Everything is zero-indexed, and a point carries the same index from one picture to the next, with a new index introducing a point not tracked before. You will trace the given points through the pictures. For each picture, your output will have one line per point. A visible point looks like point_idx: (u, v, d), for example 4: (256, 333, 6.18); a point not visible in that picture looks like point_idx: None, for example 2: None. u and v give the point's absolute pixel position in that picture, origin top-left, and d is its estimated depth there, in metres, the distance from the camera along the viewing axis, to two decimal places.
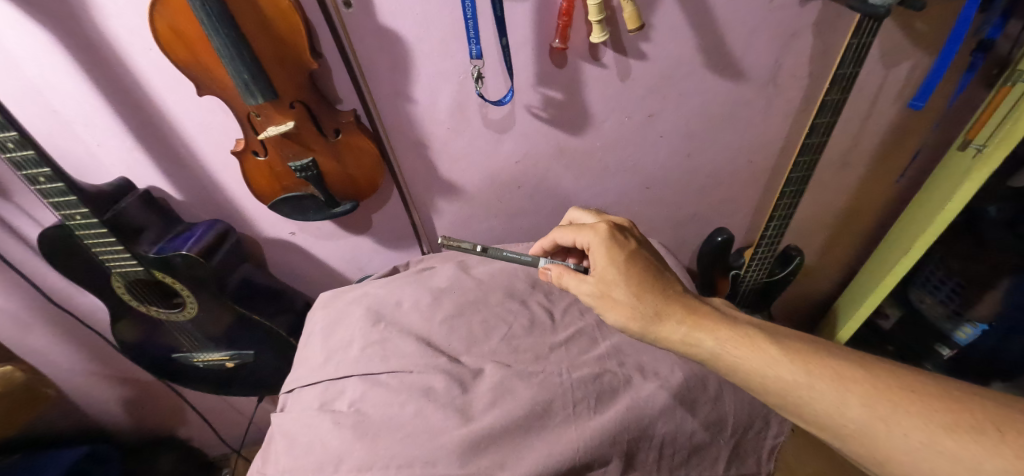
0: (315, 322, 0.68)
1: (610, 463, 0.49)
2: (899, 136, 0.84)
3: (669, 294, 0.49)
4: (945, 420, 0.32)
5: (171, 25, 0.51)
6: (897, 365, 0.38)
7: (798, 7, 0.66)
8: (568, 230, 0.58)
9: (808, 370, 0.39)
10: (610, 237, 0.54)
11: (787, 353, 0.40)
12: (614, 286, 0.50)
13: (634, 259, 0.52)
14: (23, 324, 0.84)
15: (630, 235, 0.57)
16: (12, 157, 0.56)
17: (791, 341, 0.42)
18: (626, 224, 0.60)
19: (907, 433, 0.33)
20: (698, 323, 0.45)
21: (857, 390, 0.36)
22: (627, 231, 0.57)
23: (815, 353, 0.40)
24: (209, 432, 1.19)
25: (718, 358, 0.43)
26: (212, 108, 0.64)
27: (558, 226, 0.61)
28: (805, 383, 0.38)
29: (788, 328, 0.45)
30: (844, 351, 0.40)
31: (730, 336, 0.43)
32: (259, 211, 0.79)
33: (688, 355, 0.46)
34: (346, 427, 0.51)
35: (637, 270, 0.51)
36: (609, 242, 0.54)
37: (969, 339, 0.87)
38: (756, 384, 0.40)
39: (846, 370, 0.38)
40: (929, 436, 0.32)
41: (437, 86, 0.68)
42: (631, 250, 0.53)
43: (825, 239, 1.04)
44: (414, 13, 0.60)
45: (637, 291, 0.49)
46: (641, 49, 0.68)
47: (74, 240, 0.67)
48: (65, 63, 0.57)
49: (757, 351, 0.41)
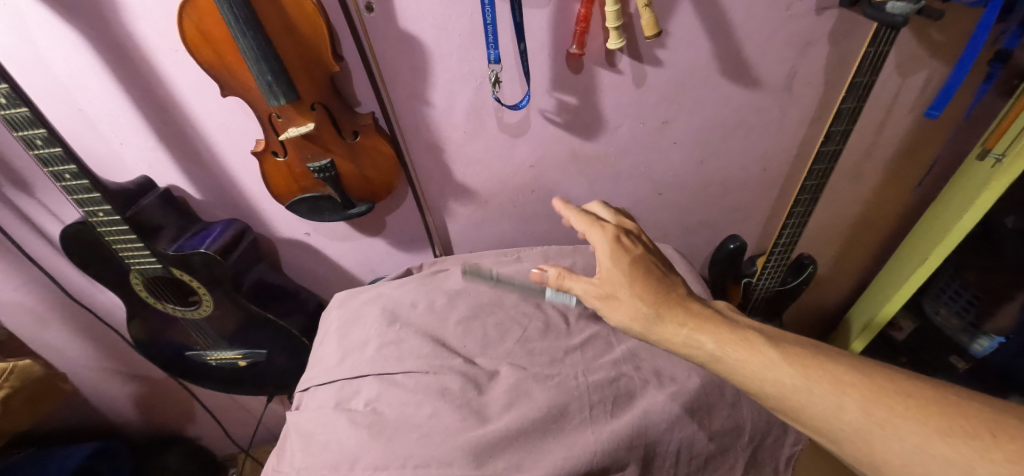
0: (330, 322, 0.69)
1: (627, 467, 0.48)
2: (914, 146, 0.84)
3: (673, 297, 0.49)
4: (939, 425, 0.32)
5: (200, 28, 0.52)
6: (894, 369, 0.38)
7: (814, 16, 0.66)
8: (579, 221, 0.59)
9: (806, 374, 0.38)
10: (615, 239, 0.55)
11: (785, 357, 0.40)
12: (619, 288, 0.51)
13: (640, 263, 0.53)
14: (40, 319, 0.85)
15: (636, 239, 0.57)
16: (40, 154, 0.57)
17: (789, 344, 0.41)
18: (635, 229, 0.60)
19: (903, 437, 0.33)
20: (700, 325, 0.45)
21: (853, 394, 0.36)
22: (634, 235, 0.58)
23: (813, 356, 0.39)
24: (219, 431, 1.20)
25: (718, 361, 0.42)
26: (233, 108, 0.65)
27: (570, 212, 0.60)
28: (803, 387, 0.38)
29: (786, 331, 0.44)
30: (841, 355, 0.40)
31: (730, 339, 0.43)
32: (276, 212, 0.80)
33: (689, 357, 0.45)
34: (362, 425, 0.52)
35: (641, 274, 0.51)
36: (615, 244, 0.55)
37: (986, 351, 0.86)
38: (755, 388, 0.40)
39: (844, 373, 0.37)
40: (924, 440, 0.32)
41: (454, 90, 0.69)
42: (636, 254, 0.54)
43: (839, 247, 1.03)
44: (434, 17, 0.61)
45: (641, 293, 0.49)
46: (657, 56, 0.68)
47: (95, 236, 0.68)
48: (92, 63, 0.58)
49: (757, 354, 0.41)
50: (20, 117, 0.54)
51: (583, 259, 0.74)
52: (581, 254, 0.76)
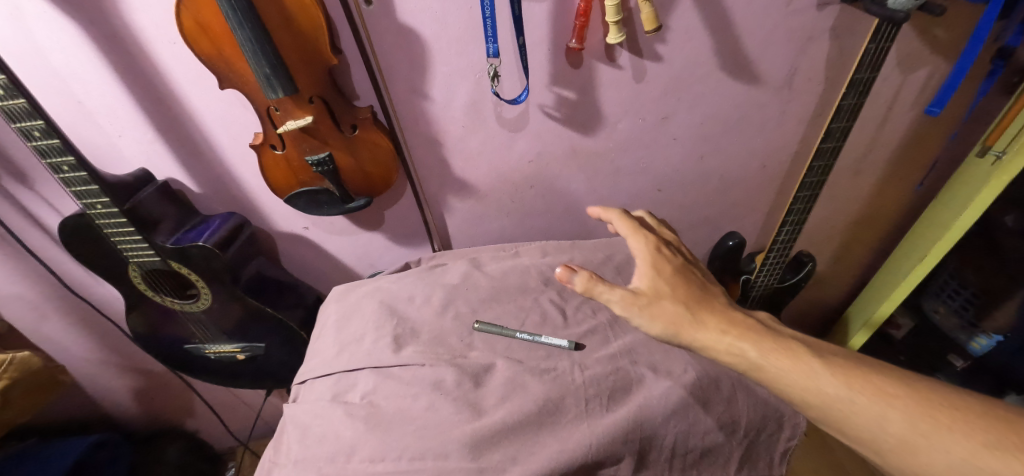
0: (328, 314, 0.69)
1: (622, 460, 0.49)
2: (915, 143, 0.83)
3: (714, 306, 0.49)
4: (989, 439, 0.34)
5: (197, 20, 0.52)
6: (941, 385, 0.39)
7: (815, 11, 0.66)
8: (622, 224, 0.59)
9: (850, 385, 0.40)
10: (657, 249, 0.55)
11: (829, 367, 0.41)
12: (660, 295, 0.50)
13: (681, 273, 0.53)
14: (40, 311, 0.85)
15: (675, 250, 0.58)
16: (37, 145, 0.57)
17: (831, 356, 0.43)
18: (672, 239, 0.60)
19: (949, 450, 0.35)
20: (742, 333, 0.45)
21: (898, 407, 0.38)
22: (672, 246, 0.58)
23: (856, 367, 0.41)
24: (217, 424, 1.20)
25: (759, 369, 0.43)
26: (231, 100, 0.65)
27: (613, 215, 0.60)
28: (846, 397, 0.39)
29: (825, 342, 0.46)
30: (885, 367, 0.41)
31: (772, 347, 0.43)
32: (274, 205, 0.80)
33: (730, 365, 0.45)
34: (358, 417, 0.52)
35: (682, 283, 0.52)
36: (657, 253, 0.55)
37: (983, 350, 0.87)
38: (797, 397, 0.41)
39: (889, 386, 0.39)
40: (973, 454, 0.34)
41: (453, 84, 0.69)
42: (677, 265, 0.54)
43: (839, 245, 1.03)
44: (433, 10, 0.60)
45: (683, 301, 0.49)
46: (657, 51, 0.68)
47: (93, 229, 0.68)
48: (91, 55, 0.58)
49: (799, 363, 0.42)
50: (19, 108, 0.54)
51: (581, 254, 0.74)
52: (579, 250, 0.76)
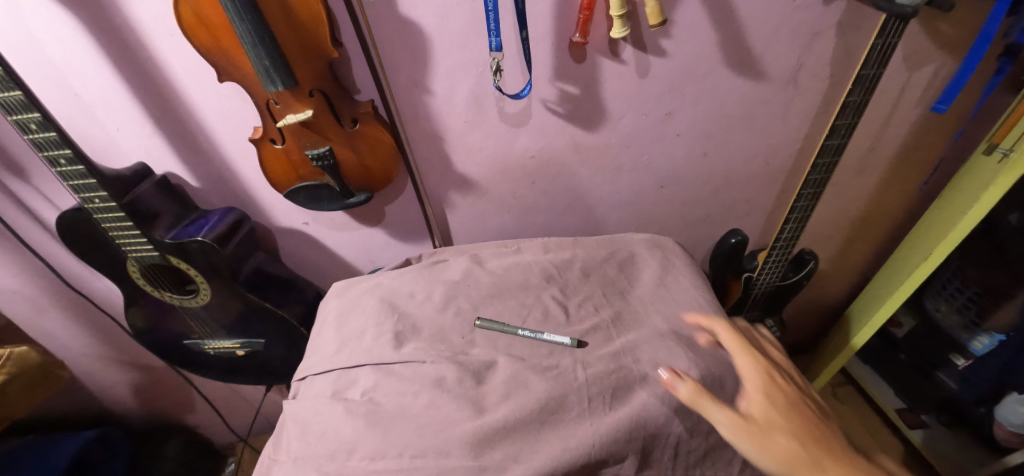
0: (328, 310, 0.69)
1: (625, 460, 0.48)
2: (920, 141, 0.83)
3: (830, 449, 0.47)
4: None
5: (196, 11, 0.51)
6: None
7: (822, 7, 0.65)
8: (730, 337, 0.57)
9: None
10: (767, 372, 0.53)
11: None
12: (773, 426, 0.48)
13: (792, 402, 0.50)
14: (38, 306, 0.85)
15: (783, 375, 0.55)
16: (34, 138, 0.56)
17: None
18: (778, 362, 0.58)
19: None
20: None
21: None
22: (780, 370, 0.56)
23: None
24: (217, 420, 1.20)
25: None
26: (230, 94, 0.64)
27: (721, 325, 0.58)
28: None
29: None
30: None
31: None
32: (274, 200, 0.79)
33: None
34: (358, 415, 0.51)
35: (796, 414, 0.49)
36: (767, 378, 0.53)
37: (984, 349, 0.86)
38: None
39: None
40: None
41: (455, 79, 0.68)
42: (788, 392, 0.52)
43: (842, 243, 1.02)
44: (435, 3, 0.59)
45: (799, 438, 0.47)
46: (661, 46, 0.67)
47: (91, 223, 0.67)
48: (87, 46, 0.57)
49: None
50: (15, 100, 0.53)
51: (583, 251, 0.73)
52: (581, 247, 0.75)
